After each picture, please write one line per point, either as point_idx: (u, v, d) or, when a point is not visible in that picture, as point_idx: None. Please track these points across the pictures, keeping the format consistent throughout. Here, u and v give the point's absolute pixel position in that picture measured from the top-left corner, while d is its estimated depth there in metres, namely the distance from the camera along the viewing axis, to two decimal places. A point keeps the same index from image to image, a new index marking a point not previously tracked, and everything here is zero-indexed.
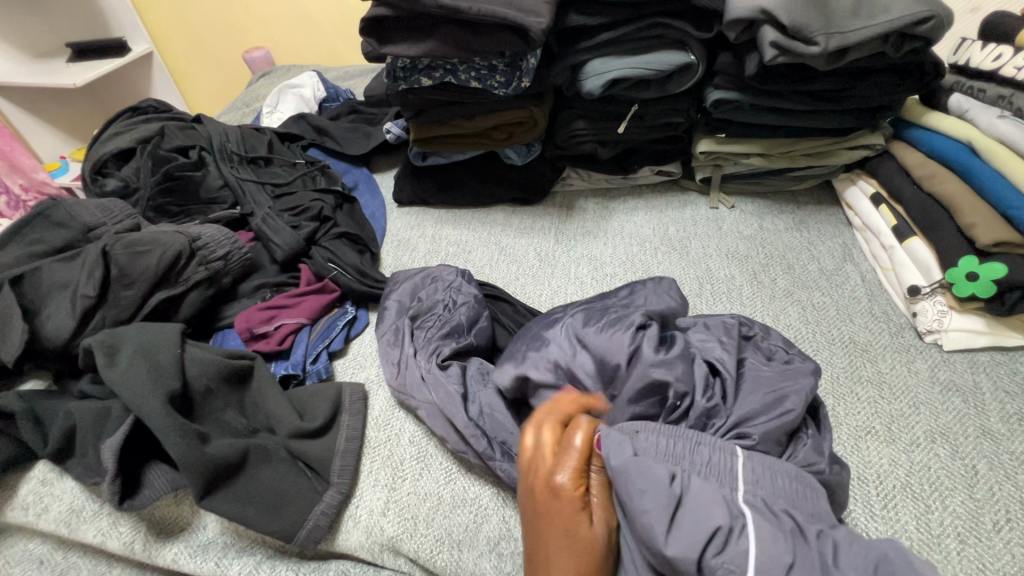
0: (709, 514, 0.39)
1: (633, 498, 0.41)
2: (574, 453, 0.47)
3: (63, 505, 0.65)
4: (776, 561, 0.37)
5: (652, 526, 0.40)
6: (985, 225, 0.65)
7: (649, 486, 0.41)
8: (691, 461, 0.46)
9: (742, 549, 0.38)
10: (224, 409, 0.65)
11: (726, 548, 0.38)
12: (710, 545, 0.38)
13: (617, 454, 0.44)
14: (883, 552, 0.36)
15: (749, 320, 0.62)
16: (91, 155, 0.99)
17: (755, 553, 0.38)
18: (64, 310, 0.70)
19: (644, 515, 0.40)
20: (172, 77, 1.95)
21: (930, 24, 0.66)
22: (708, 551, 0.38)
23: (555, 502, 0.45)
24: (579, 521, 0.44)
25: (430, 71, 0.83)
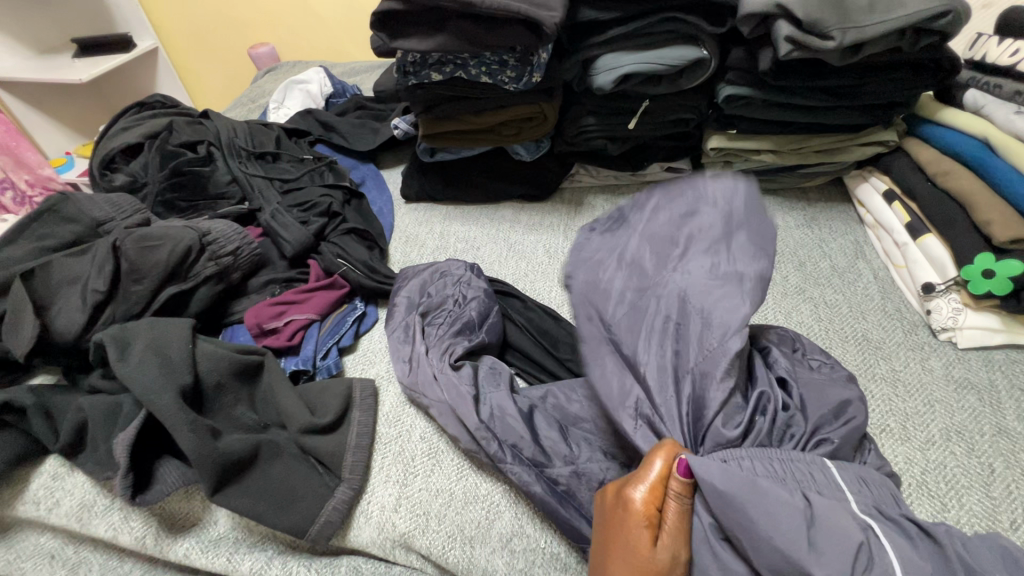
0: (847, 532, 0.37)
1: (758, 522, 0.38)
2: (646, 477, 0.45)
3: (73, 500, 0.65)
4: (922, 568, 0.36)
5: (796, 553, 0.36)
6: (1001, 221, 0.64)
7: (779, 509, 0.38)
8: (793, 479, 0.43)
9: (887, 564, 0.36)
10: (235, 404, 0.65)
11: (872, 565, 0.36)
12: (855, 564, 0.36)
13: (722, 477, 0.40)
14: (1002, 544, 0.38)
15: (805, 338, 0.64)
16: (99, 151, 0.99)
17: (900, 564, 0.36)
18: (75, 305, 0.69)
19: (779, 538, 0.37)
20: (177, 73, 1.95)
21: (947, 18, 0.65)
22: (858, 568, 0.36)
23: (620, 520, 0.45)
24: (640, 547, 0.43)
25: (440, 66, 0.83)
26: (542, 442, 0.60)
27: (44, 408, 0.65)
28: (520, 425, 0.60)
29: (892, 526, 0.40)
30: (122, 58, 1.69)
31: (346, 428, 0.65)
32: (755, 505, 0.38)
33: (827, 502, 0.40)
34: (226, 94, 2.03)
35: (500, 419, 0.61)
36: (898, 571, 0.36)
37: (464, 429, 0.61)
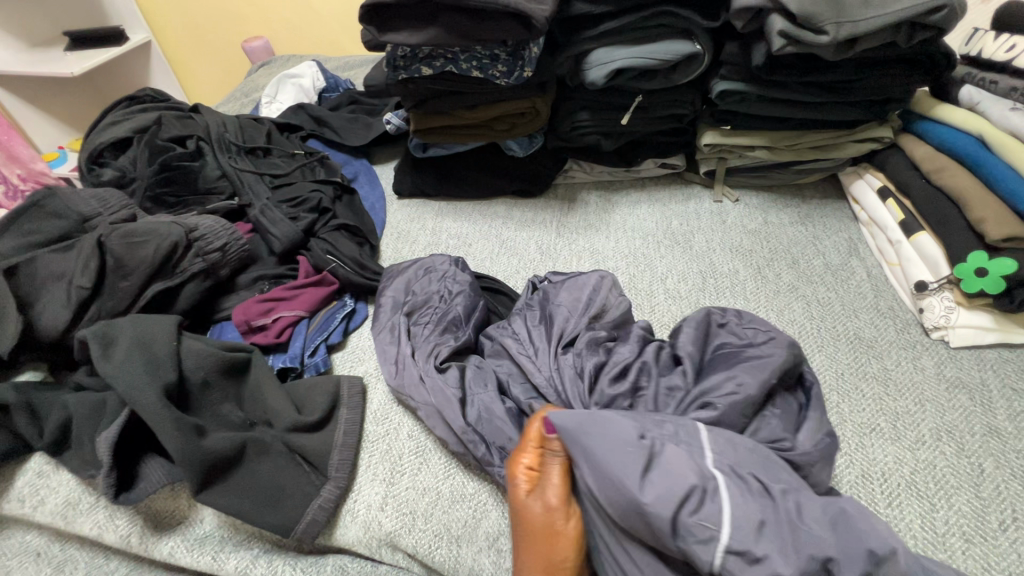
0: (683, 475, 0.41)
1: (603, 461, 0.44)
2: (527, 448, 0.52)
3: (59, 497, 0.64)
4: (749, 518, 0.39)
5: (628, 487, 0.42)
6: (995, 219, 0.64)
7: (618, 451, 0.44)
8: (658, 429, 0.47)
9: (717, 508, 0.40)
10: (222, 402, 0.64)
11: (701, 506, 0.40)
12: (686, 504, 0.40)
13: (576, 424, 0.47)
14: (842, 509, 0.41)
15: (721, 306, 0.64)
16: (86, 145, 0.98)
17: (728, 511, 0.40)
18: (60, 302, 0.69)
19: (619, 478, 0.42)
20: (171, 66, 1.94)
21: (942, 13, 0.64)
22: (684, 510, 0.40)
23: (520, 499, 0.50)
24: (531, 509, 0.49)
25: (431, 60, 0.82)
26: None
27: (28, 405, 0.64)
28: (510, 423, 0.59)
29: (739, 482, 0.42)
30: (114, 52, 1.67)
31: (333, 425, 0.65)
32: (602, 446, 0.44)
33: (674, 449, 0.44)
34: (221, 88, 2.01)
35: (483, 423, 0.60)
36: (725, 516, 0.39)
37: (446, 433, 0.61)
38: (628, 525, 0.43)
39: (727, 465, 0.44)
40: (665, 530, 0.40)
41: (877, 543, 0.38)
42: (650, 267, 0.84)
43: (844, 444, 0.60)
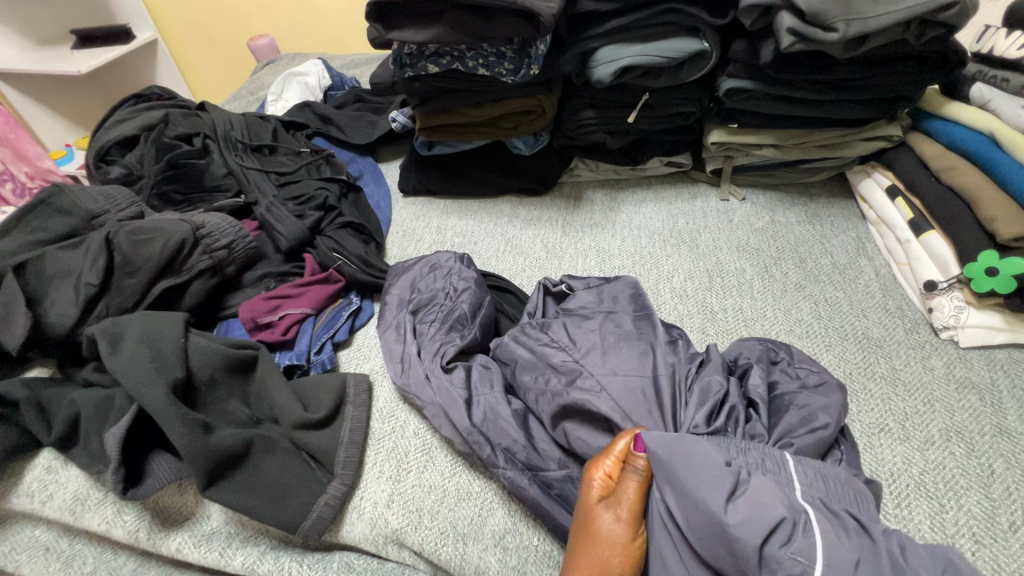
0: (774, 506, 0.40)
1: (684, 481, 0.43)
2: (608, 458, 0.49)
3: (67, 493, 0.65)
4: (844, 557, 0.37)
5: (712, 510, 0.41)
6: (1006, 218, 0.63)
7: (708, 476, 0.42)
8: (746, 459, 0.46)
9: (809, 542, 0.38)
10: (228, 399, 0.65)
11: (793, 539, 0.38)
12: (778, 537, 0.39)
13: (662, 441, 0.46)
14: (947, 556, 0.38)
15: (773, 343, 0.63)
16: (94, 143, 0.99)
17: (822, 548, 0.38)
18: (68, 298, 0.69)
19: (706, 500, 0.41)
20: (176, 63, 1.94)
21: (953, 10, 0.63)
22: (776, 541, 0.38)
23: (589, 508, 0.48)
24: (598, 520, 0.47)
25: (437, 58, 0.82)
26: (536, 445, 0.58)
27: (36, 401, 0.65)
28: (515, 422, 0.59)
29: (832, 519, 0.41)
30: (120, 50, 1.68)
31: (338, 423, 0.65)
32: (685, 467, 0.44)
33: (765, 481, 0.42)
34: (225, 85, 2.02)
35: (488, 421, 0.60)
36: (816, 551, 0.38)
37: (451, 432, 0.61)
38: (708, 554, 0.41)
39: (819, 501, 0.42)
40: (751, 562, 0.38)
41: None
42: (655, 265, 0.84)
43: (853, 444, 0.59)
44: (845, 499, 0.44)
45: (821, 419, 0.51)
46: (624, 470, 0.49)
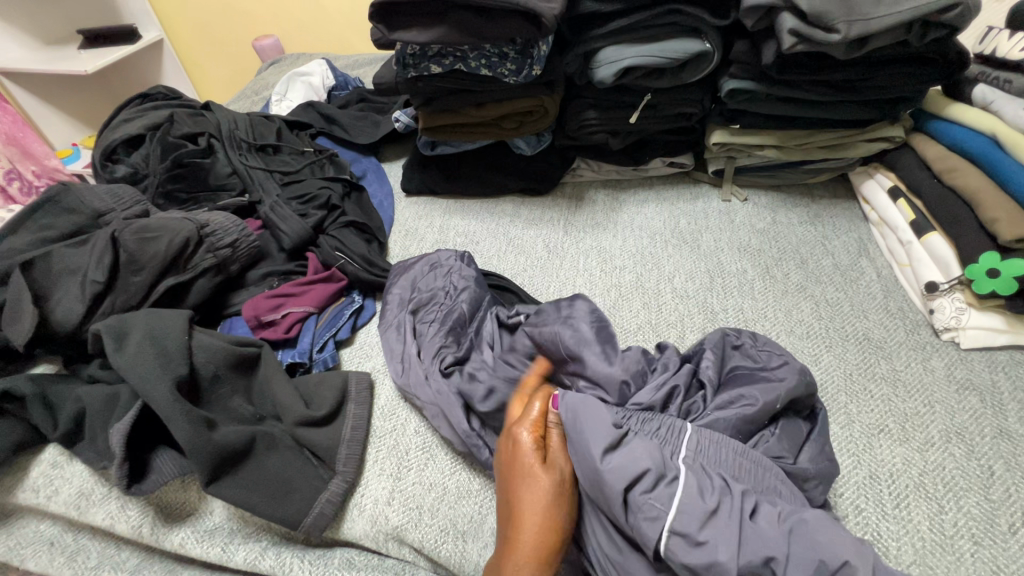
0: (645, 459, 0.44)
1: (581, 432, 0.47)
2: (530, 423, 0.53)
3: (72, 488, 0.65)
4: (697, 505, 0.41)
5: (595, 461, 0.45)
6: (1008, 219, 0.63)
7: (595, 431, 0.46)
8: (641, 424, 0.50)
9: (669, 491, 0.42)
10: (231, 396, 0.65)
11: (656, 487, 0.42)
12: (643, 484, 0.43)
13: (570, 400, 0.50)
14: (801, 517, 0.40)
15: (737, 329, 0.64)
16: (101, 141, 1.00)
17: (681, 496, 0.41)
18: (74, 296, 0.70)
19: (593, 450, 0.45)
20: (181, 63, 1.96)
21: (956, 11, 0.63)
22: (639, 488, 0.42)
23: (520, 470, 0.49)
24: (534, 484, 0.48)
25: (440, 58, 0.82)
26: None
27: (42, 397, 0.65)
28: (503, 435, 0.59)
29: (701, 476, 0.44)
30: (127, 50, 1.69)
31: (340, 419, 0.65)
32: (585, 421, 0.47)
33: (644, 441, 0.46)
34: (230, 86, 2.03)
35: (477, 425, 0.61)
36: (674, 499, 0.41)
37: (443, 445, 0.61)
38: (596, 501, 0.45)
39: (700, 465, 0.45)
40: (616, 504, 0.43)
41: (829, 554, 0.37)
42: (656, 266, 0.84)
43: (853, 445, 0.60)
44: (737, 470, 0.47)
45: (751, 396, 0.53)
46: (545, 428, 0.53)
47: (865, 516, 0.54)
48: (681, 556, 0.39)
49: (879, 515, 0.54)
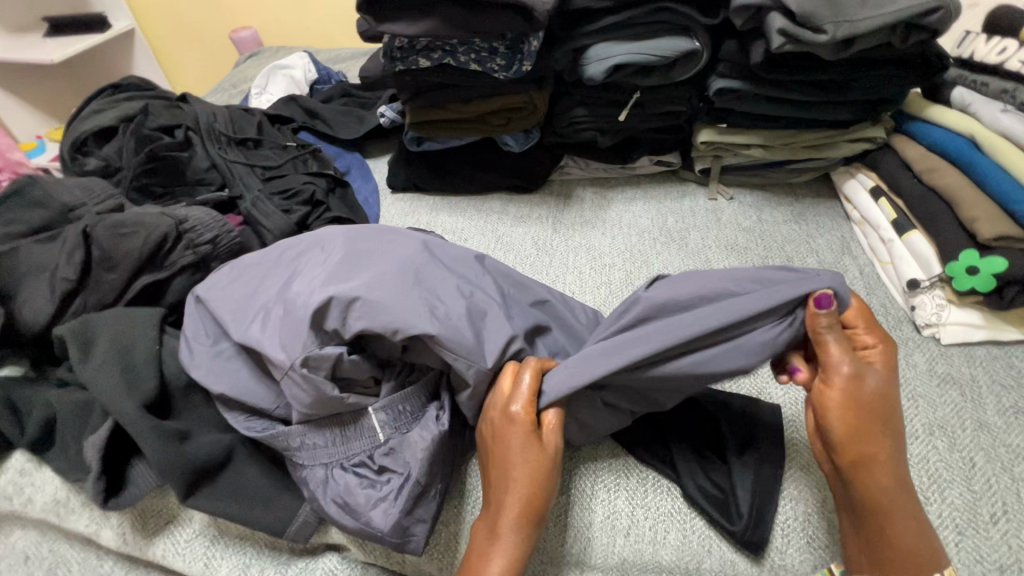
0: (261, 267, 0.63)
1: (275, 250, 0.65)
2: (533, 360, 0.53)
3: (46, 496, 0.63)
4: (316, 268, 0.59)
5: (277, 256, 0.63)
6: (986, 219, 0.66)
7: (268, 257, 0.64)
8: (318, 250, 0.62)
9: (259, 270, 0.63)
10: (207, 403, 0.62)
11: (313, 262, 0.60)
12: (311, 254, 0.62)
13: (271, 249, 0.66)
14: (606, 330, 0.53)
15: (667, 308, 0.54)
16: (70, 133, 0.95)
17: (314, 262, 0.60)
18: (43, 294, 0.66)
19: (285, 255, 0.63)
20: (153, 53, 1.89)
21: (938, 14, 0.65)
22: (309, 260, 0.61)
23: (504, 429, 0.51)
24: (519, 450, 0.49)
25: (428, 52, 0.81)
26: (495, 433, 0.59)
27: (10, 401, 0.62)
28: (439, 372, 0.59)
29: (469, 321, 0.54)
30: (96, 39, 1.63)
31: (346, 440, 0.55)
32: (273, 249, 0.65)
33: (312, 253, 0.62)
34: (204, 80, 1.97)
35: (214, 367, 0.58)
36: (317, 260, 0.60)
37: (302, 408, 0.54)
38: (276, 271, 0.62)
39: (361, 267, 0.57)
40: (286, 269, 0.62)
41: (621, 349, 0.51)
42: (646, 263, 0.84)
43: None
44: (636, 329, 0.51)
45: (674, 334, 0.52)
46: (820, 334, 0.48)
47: None
48: (309, 275, 0.58)
49: None
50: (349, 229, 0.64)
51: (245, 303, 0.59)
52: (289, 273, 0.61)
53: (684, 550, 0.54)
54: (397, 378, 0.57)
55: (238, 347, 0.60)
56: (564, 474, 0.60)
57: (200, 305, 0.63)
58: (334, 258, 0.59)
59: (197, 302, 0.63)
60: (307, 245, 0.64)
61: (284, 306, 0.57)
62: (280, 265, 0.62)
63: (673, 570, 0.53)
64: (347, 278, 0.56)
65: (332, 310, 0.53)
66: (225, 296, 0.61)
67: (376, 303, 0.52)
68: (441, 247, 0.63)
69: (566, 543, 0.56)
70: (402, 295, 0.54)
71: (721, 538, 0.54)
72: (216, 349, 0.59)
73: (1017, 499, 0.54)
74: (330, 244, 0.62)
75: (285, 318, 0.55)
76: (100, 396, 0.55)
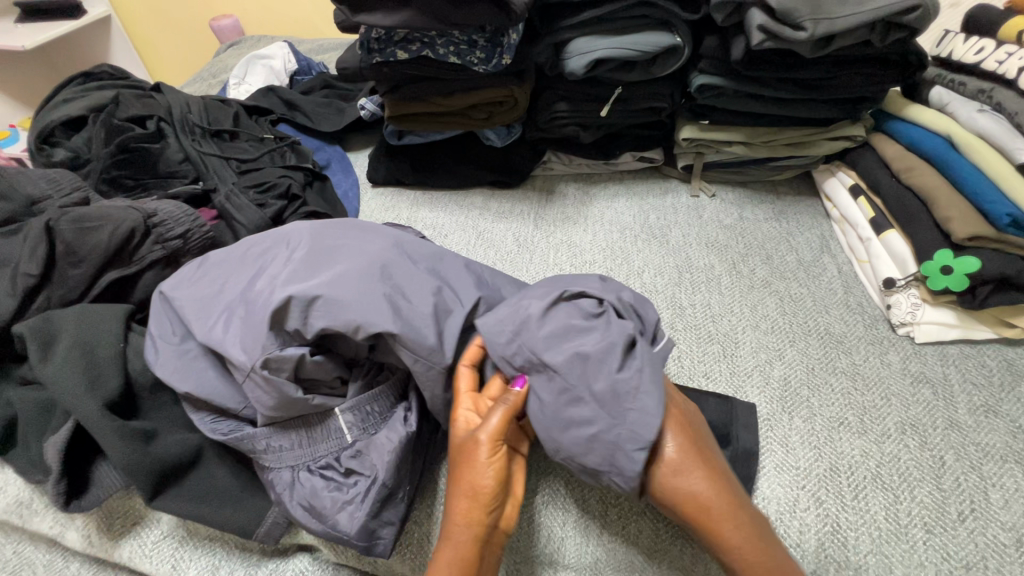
0: (227, 267, 0.61)
1: (242, 247, 0.63)
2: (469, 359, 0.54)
3: (8, 497, 0.61)
4: (280, 266, 0.57)
5: (244, 254, 0.62)
6: (961, 219, 0.66)
7: (232, 255, 0.62)
8: (285, 246, 0.60)
9: (224, 267, 0.61)
10: (174, 403, 0.61)
11: (277, 261, 0.58)
12: (278, 252, 0.60)
13: (240, 246, 0.64)
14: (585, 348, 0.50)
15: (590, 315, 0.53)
16: (36, 122, 0.92)
17: (280, 260, 0.58)
18: (4, 291, 0.64)
19: (253, 252, 0.62)
20: (131, 39, 1.86)
21: (917, 13, 0.64)
22: (275, 257, 0.59)
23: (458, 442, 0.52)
24: (468, 462, 0.50)
25: (407, 44, 0.80)
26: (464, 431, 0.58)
27: None
28: (406, 373, 0.59)
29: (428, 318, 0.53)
30: (70, 24, 1.59)
31: (312, 441, 0.54)
32: (242, 247, 0.63)
33: (279, 250, 0.60)
34: (184, 69, 1.95)
35: (180, 367, 0.57)
36: (281, 258, 0.59)
37: (268, 409, 0.52)
38: (243, 269, 0.60)
39: (329, 269, 0.55)
40: (252, 266, 0.60)
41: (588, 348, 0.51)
42: (626, 261, 0.84)
43: (814, 437, 0.61)
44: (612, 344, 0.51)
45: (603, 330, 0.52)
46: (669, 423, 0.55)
47: (825, 507, 0.55)
48: (272, 275, 0.57)
49: (839, 507, 0.55)
50: (316, 225, 0.62)
51: (208, 303, 0.58)
52: (255, 271, 0.59)
53: (655, 548, 0.54)
54: (366, 378, 0.57)
55: (205, 347, 0.58)
56: (539, 473, 0.60)
57: (163, 305, 0.61)
58: (298, 255, 0.57)
59: (163, 299, 0.62)
60: (274, 242, 0.62)
61: (247, 307, 0.55)
62: (244, 262, 0.61)
63: (644, 569, 0.53)
64: (308, 277, 0.55)
65: (292, 310, 0.52)
66: (189, 295, 0.59)
67: (338, 306, 0.51)
68: (410, 242, 0.61)
69: (538, 543, 0.56)
70: (366, 294, 0.53)
71: (694, 536, 0.55)
72: (184, 349, 0.58)
73: (985, 497, 0.55)
74: (296, 241, 0.60)
75: (250, 318, 0.54)
76: (60, 395, 0.54)
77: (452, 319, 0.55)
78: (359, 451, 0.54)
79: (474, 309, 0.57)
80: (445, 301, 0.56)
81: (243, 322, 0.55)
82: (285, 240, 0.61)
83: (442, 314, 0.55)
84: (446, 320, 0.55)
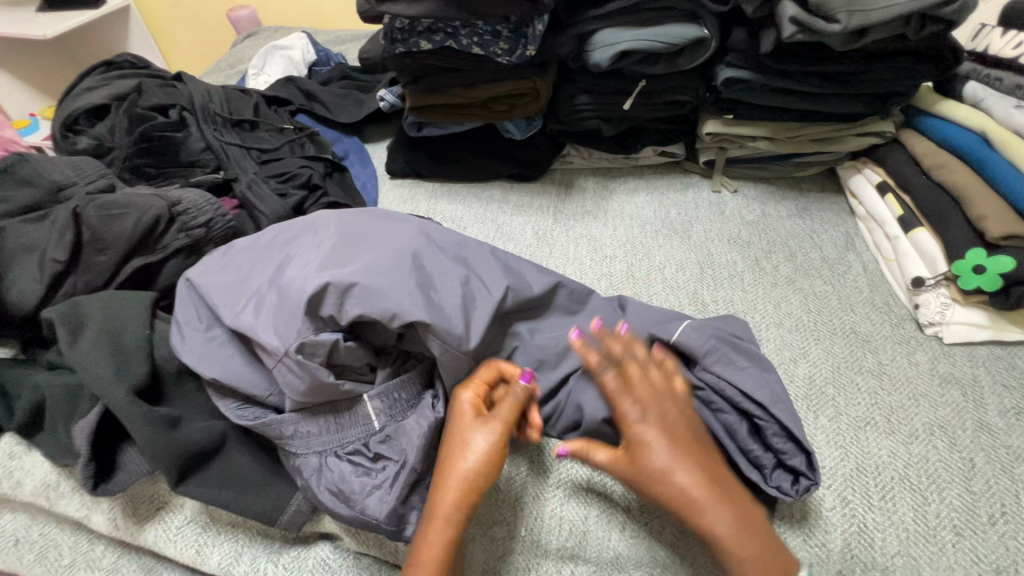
0: (254, 254, 0.61)
1: (269, 235, 0.63)
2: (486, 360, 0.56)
3: (36, 479, 0.62)
4: (310, 253, 0.58)
5: (271, 242, 0.62)
6: (995, 216, 0.65)
7: (259, 243, 0.63)
8: (312, 233, 0.61)
9: (252, 255, 0.61)
10: (198, 390, 0.61)
11: (306, 248, 0.59)
12: (306, 239, 0.60)
13: (267, 233, 0.64)
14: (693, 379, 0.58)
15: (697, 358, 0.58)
16: (60, 110, 0.93)
17: (309, 248, 0.58)
18: (32, 275, 0.65)
19: (281, 240, 0.62)
20: (149, 30, 1.87)
21: (955, 5, 0.63)
22: (303, 244, 0.60)
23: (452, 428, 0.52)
24: (468, 445, 0.50)
25: (430, 35, 0.80)
26: None
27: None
28: (432, 363, 0.59)
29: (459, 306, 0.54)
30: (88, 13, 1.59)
31: (340, 426, 0.54)
32: (269, 234, 0.64)
33: (306, 238, 0.61)
34: (197, 58, 1.96)
35: (206, 353, 0.57)
36: (308, 246, 0.59)
37: (297, 395, 0.52)
38: (271, 256, 0.60)
39: (361, 255, 0.56)
40: (279, 253, 0.60)
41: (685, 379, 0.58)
42: (647, 256, 0.83)
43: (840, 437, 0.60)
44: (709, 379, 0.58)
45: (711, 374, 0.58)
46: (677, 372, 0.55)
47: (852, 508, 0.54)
48: (302, 262, 0.57)
49: (866, 507, 0.54)
50: (343, 214, 0.62)
51: (236, 289, 0.58)
52: (284, 258, 0.59)
53: (679, 545, 0.53)
54: (393, 365, 0.57)
55: (232, 334, 0.58)
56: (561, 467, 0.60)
57: (190, 292, 0.62)
58: (329, 243, 0.58)
59: (189, 286, 0.62)
60: (301, 230, 0.62)
61: (277, 293, 0.56)
62: (271, 250, 0.61)
63: (668, 565, 0.52)
64: (341, 264, 0.55)
65: (328, 297, 0.52)
66: (217, 281, 0.59)
67: (371, 293, 0.52)
68: (437, 232, 0.62)
69: (559, 537, 0.55)
70: (400, 281, 0.53)
71: None
72: (210, 336, 0.58)
73: (1016, 501, 0.54)
74: (324, 229, 0.60)
75: (282, 304, 0.54)
76: (88, 379, 0.54)
77: (484, 307, 0.56)
78: (387, 437, 0.54)
79: (503, 298, 0.57)
80: (476, 289, 0.57)
81: (272, 309, 0.55)
82: (312, 227, 0.62)
83: (471, 303, 0.55)
84: (478, 307, 0.56)
